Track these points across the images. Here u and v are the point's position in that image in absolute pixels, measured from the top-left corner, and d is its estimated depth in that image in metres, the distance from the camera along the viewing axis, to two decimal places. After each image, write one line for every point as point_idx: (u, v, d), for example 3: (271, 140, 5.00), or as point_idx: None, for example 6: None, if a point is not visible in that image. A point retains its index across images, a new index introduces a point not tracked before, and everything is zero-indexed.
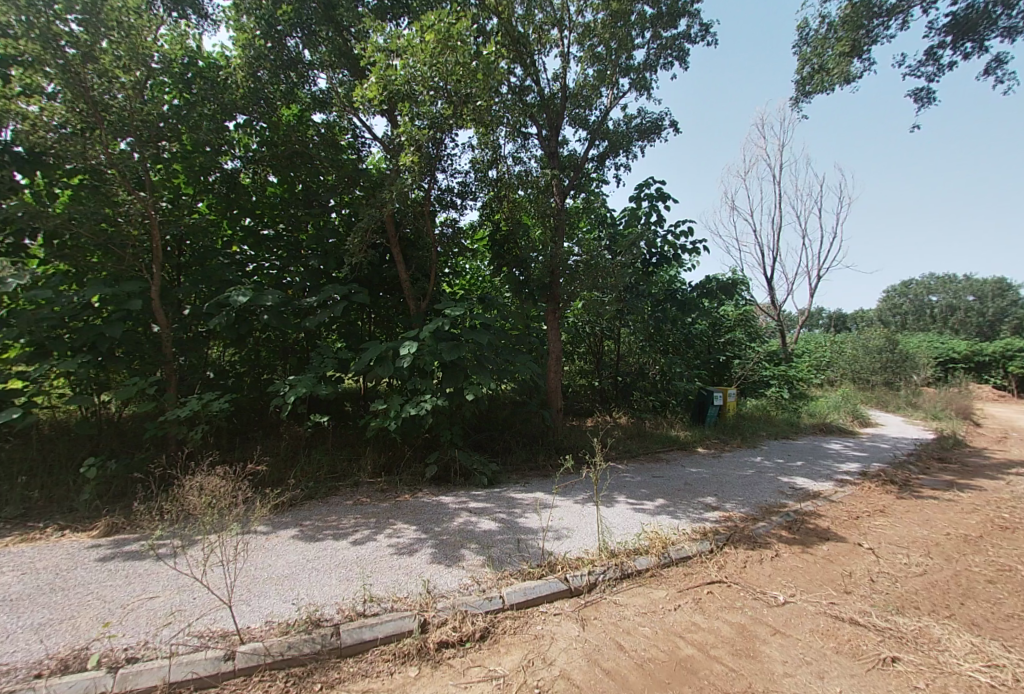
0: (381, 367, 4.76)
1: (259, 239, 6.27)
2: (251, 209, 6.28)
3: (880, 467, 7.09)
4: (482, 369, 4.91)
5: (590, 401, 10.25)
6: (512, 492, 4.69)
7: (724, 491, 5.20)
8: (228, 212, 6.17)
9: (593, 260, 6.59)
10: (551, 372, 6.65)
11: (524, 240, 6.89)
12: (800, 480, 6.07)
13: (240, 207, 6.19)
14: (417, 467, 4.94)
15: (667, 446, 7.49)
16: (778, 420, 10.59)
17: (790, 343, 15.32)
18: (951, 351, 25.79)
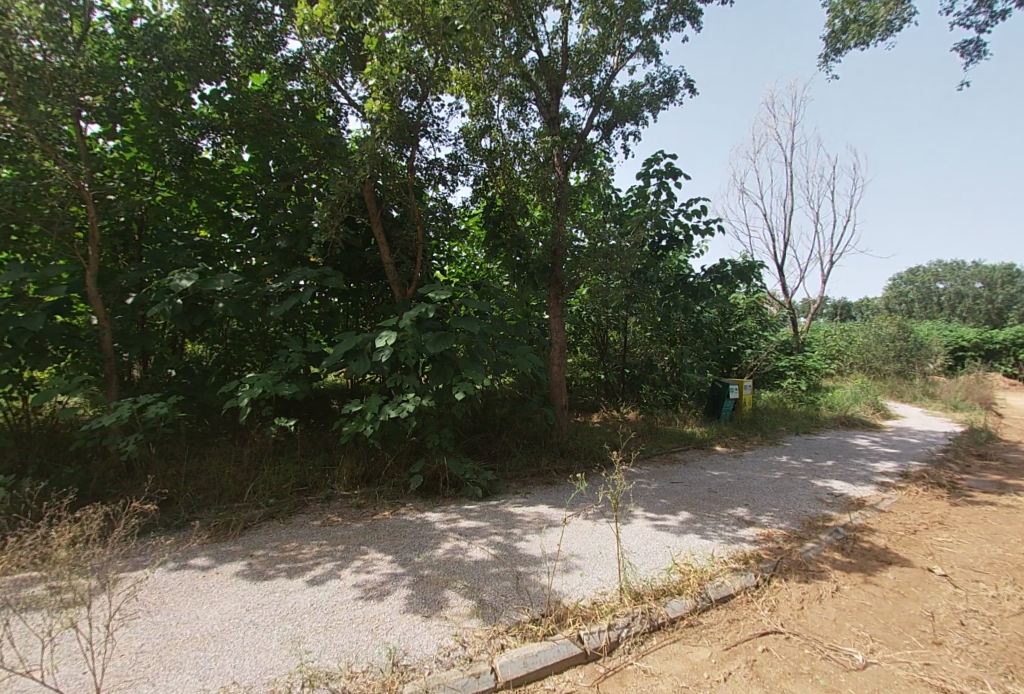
0: (356, 362, 4.03)
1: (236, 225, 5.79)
2: (223, 191, 5.78)
3: (919, 466, 6.40)
4: (475, 362, 4.18)
5: (595, 395, 9.56)
6: (511, 505, 4.00)
7: (757, 502, 4.49)
8: (201, 196, 5.69)
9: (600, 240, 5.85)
10: (555, 364, 5.87)
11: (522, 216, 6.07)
12: (837, 484, 5.38)
13: (212, 190, 5.70)
14: (400, 478, 4.23)
15: (683, 444, 6.79)
16: (796, 414, 9.88)
17: (802, 333, 14.60)
18: (962, 338, 25.03)
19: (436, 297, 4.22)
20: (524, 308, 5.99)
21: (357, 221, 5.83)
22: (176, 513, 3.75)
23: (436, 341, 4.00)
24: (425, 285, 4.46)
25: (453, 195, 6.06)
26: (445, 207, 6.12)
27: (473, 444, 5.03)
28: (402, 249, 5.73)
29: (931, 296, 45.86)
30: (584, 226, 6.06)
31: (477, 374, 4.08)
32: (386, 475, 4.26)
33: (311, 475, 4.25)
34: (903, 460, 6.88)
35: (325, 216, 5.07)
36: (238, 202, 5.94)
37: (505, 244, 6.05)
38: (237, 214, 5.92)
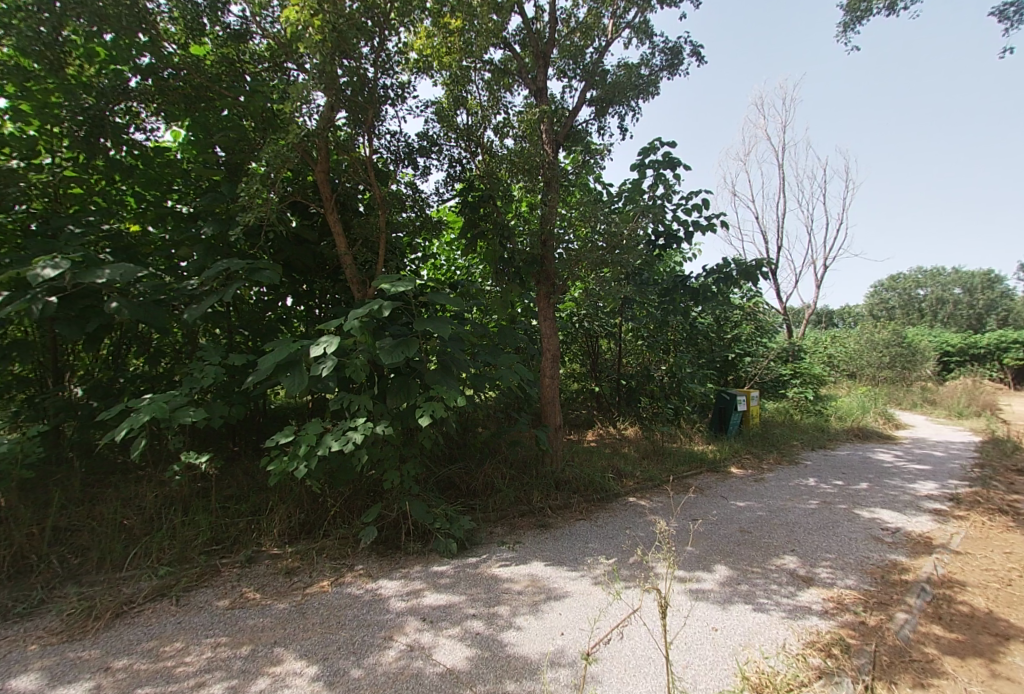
0: (287, 377, 3.00)
1: (170, 218, 4.73)
2: (152, 178, 4.71)
3: (965, 487, 5.56)
4: (445, 376, 3.13)
5: (587, 410, 8.63)
6: (496, 564, 3.01)
7: (806, 548, 3.56)
8: (129, 183, 4.72)
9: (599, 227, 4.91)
10: (546, 376, 4.89)
11: (506, 199, 5.10)
12: (885, 514, 4.51)
13: (138, 177, 4.65)
14: (351, 528, 3.21)
15: (694, 467, 5.86)
16: (806, 427, 9.05)
17: (798, 340, 13.94)
18: (947, 343, 24.78)
19: (394, 290, 3.19)
20: (508, 311, 5.05)
21: (309, 208, 4.84)
22: (28, 594, 2.70)
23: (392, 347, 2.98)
24: (380, 275, 3.45)
25: (433, 189, 5.14)
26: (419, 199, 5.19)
27: (448, 478, 4.02)
28: (361, 241, 4.73)
29: (911, 302, 46.20)
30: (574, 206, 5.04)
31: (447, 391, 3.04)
32: (334, 523, 3.25)
33: (233, 528, 3.23)
34: (941, 479, 6.05)
35: (249, 169, 3.85)
36: (177, 195, 4.94)
37: (485, 234, 5.06)
38: (176, 207, 4.88)
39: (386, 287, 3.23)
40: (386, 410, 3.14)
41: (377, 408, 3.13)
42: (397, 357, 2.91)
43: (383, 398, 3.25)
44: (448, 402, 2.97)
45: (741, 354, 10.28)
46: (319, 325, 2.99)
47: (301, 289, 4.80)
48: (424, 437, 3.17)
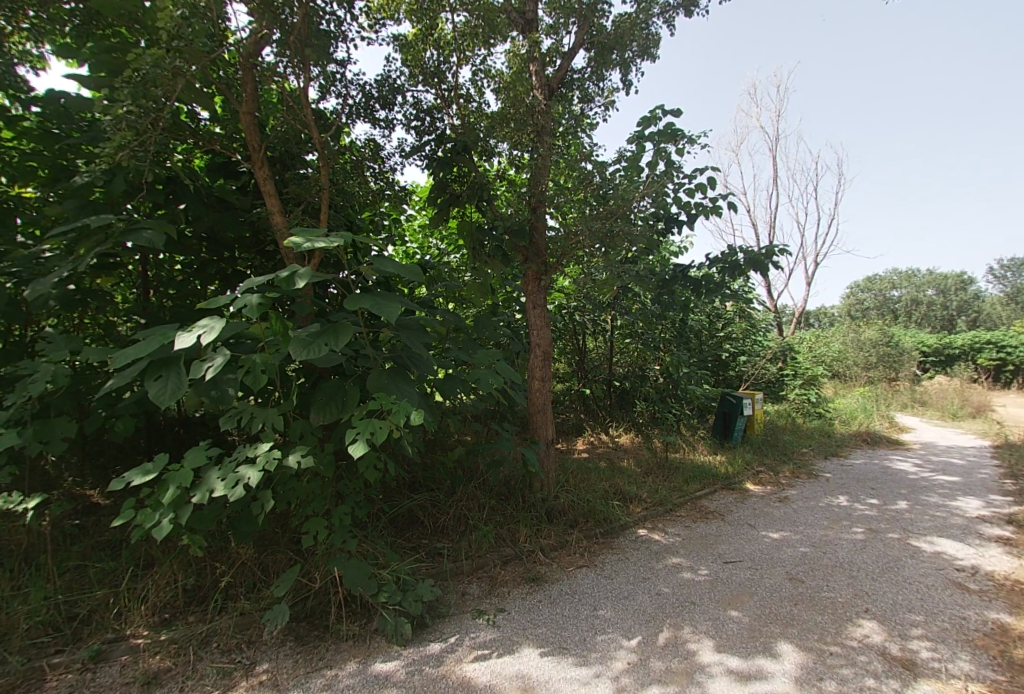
0: (156, 382, 1.95)
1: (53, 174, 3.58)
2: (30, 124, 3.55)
3: (1016, 506, 4.81)
4: (398, 377, 2.12)
5: (575, 414, 7.76)
6: (470, 656, 2.04)
7: (883, 607, 2.68)
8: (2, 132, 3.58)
9: (609, 185, 3.83)
10: (536, 378, 3.90)
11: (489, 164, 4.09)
12: (949, 546, 3.67)
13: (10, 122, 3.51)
14: (260, 600, 2.22)
15: (706, 484, 4.98)
16: (812, 433, 8.28)
17: (791, 339, 13.30)
18: (926, 342, 24.68)
19: (311, 248, 2.10)
20: (489, 297, 4.04)
21: (237, 165, 3.77)
22: None
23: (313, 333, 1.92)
24: (294, 225, 2.33)
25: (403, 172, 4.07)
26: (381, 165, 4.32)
27: (407, 514, 3.03)
28: (302, 203, 3.64)
29: (886, 303, 46.78)
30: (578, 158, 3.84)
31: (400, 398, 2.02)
32: (235, 592, 2.25)
33: (86, 601, 2.20)
34: (979, 494, 5.30)
35: (119, 96, 2.67)
36: None
37: (459, 199, 4.03)
38: None
39: (300, 241, 2.16)
40: (310, 429, 2.12)
41: (293, 426, 2.10)
42: (321, 348, 1.86)
43: (307, 408, 2.24)
44: (400, 418, 1.95)
45: (736, 352, 9.54)
46: (198, 304, 1.94)
47: (222, 267, 3.73)
48: (365, 468, 2.16)
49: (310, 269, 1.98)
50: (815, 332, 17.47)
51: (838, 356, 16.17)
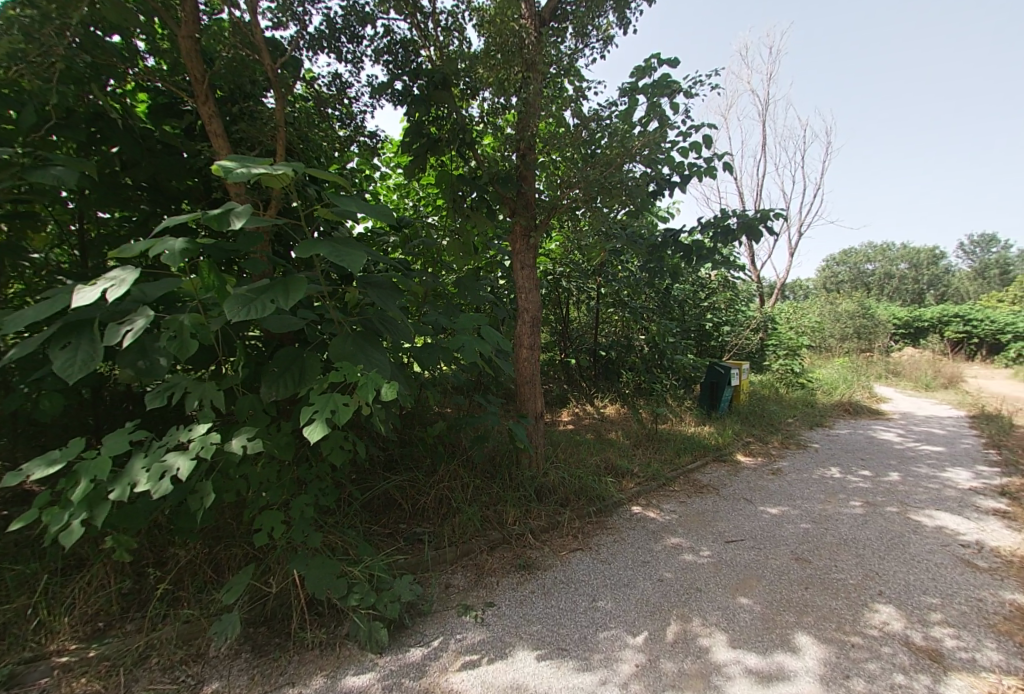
0: (62, 350, 1.49)
1: None
2: None
3: (1003, 476, 4.78)
4: (367, 342, 1.76)
5: (559, 385, 7.46)
6: (457, 663, 1.76)
7: (898, 590, 2.51)
8: None
9: (607, 130, 3.36)
10: (523, 347, 3.54)
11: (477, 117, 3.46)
12: (948, 520, 3.56)
13: None
14: (209, 604, 1.89)
15: (697, 456, 4.76)
16: (795, 403, 8.23)
17: (773, 309, 13.25)
18: (898, 314, 25.17)
19: (248, 177, 1.70)
20: (470, 257, 3.62)
21: (181, 105, 3.02)
22: None
23: (257, 287, 1.52)
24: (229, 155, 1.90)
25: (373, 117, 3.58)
26: (349, 108, 3.82)
27: (382, 496, 2.70)
28: (255, 145, 3.10)
29: (859, 276, 47.62)
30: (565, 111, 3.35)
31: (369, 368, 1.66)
32: (180, 596, 1.91)
33: None
34: (965, 465, 5.26)
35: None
36: None
37: (438, 141, 3.40)
38: None
39: (234, 170, 1.73)
40: (261, 405, 1.74)
41: (239, 403, 1.72)
42: (268, 306, 1.47)
43: (256, 381, 1.86)
44: (369, 392, 1.60)
45: (721, 321, 9.37)
46: (107, 251, 1.51)
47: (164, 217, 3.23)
48: (330, 451, 1.81)
49: (250, 206, 1.57)
50: (794, 303, 17.50)
51: (817, 327, 16.25)
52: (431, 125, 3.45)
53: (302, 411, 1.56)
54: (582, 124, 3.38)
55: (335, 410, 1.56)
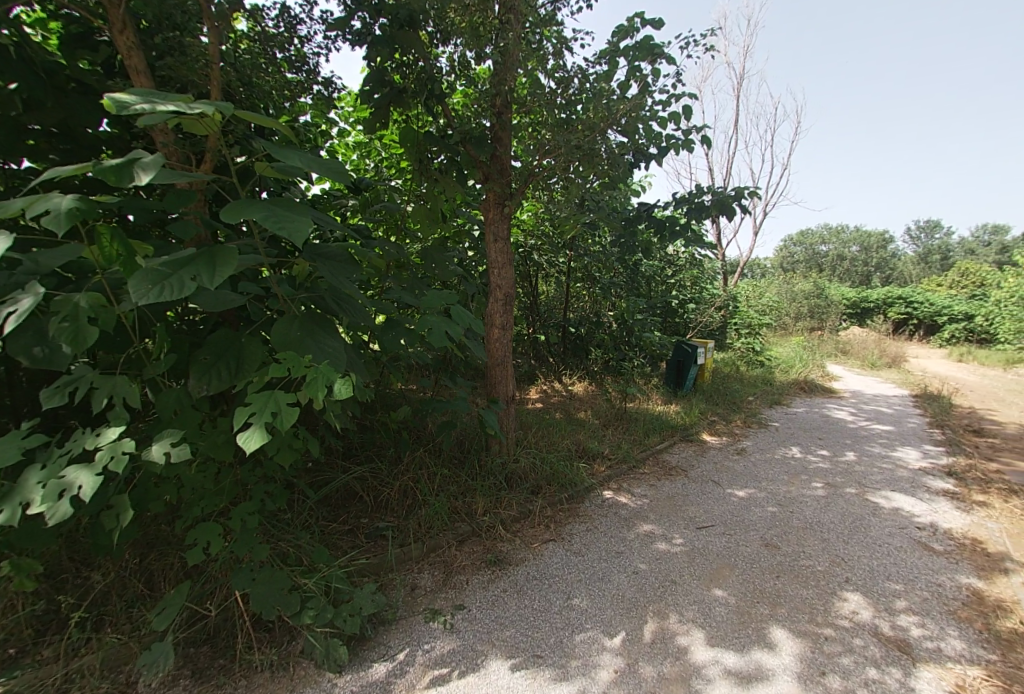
0: None
1: None
2: None
3: (948, 456, 5.01)
4: (317, 328, 1.54)
5: (527, 360, 7.31)
6: (424, 679, 1.62)
7: (864, 577, 2.54)
8: None
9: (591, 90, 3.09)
10: (495, 326, 3.32)
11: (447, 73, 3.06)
12: (903, 501, 3.68)
13: None
14: (142, 625, 1.68)
15: (665, 436, 4.73)
16: (755, 381, 8.43)
17: (735, 287, 13.47)
18: (849, 294, 26.27)
19: (156, 120, 1.36)
20: (436, 223, 3.31)
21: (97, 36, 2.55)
22: None
23: (174, 259, 1.26)
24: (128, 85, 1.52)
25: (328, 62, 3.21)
26: (299, 50, 3.45)
27: (341, 489, 2.54)
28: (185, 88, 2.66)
29: (814, 256, 49.35)
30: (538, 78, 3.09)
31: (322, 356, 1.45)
32: (106, 613, 1.70)
33: None
34: (914, 444, 5.49)
35: None
36: None
37: (404, 92, 2.98)
38: None
39: (132, 106, 1.37)
40: (189, 401, 1.50)
41: (160, 399, 1.46)
42: (188, 282, 1.21)
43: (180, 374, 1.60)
44: (323, 381, 1.38)
45: (688, 299, 9.41)
46: None
47: None
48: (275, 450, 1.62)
49: (161, 158, 1.31)
50: (755, 282, 17.87)
51: (775, 306, 16.70)
52: (394, 74, 3.03)
53: (237, 411, 1.28)
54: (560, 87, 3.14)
55: (280, 410, 1.28)
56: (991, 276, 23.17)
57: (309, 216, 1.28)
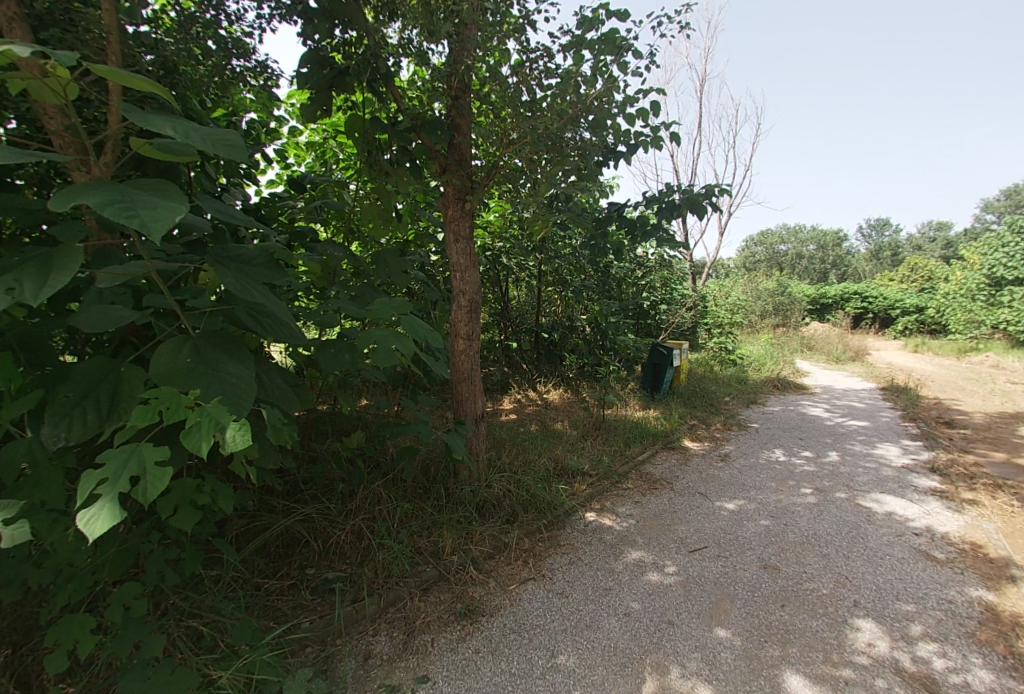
0: None
1: None
2: None
3: (928, 451, 4.94)
4: (215, 354, 1.24)
5: (499, 369, 7.00)
6: None
7: (872, 599, 2.32)
8: None
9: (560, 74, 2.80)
10: (459, 336, 3.00)
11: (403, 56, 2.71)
12: (895, 504, 3.52)
13: None
14: None
15: (646, 445, 4.48)
16: (730, 380, 8.34)
17: (704, 287, 13.49)
18: (810, 291, 26.96)
19: None
20: (390, 225, 2.95)
21: None
22: None
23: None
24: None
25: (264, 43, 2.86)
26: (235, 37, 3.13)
27: (282, 534, 2.24)
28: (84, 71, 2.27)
29: (774, 255, 50.82)
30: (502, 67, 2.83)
31: (210, 393, 1.17)
32: None
33: None
34: (893, 440, 5.42)
35: None
36: None
37: (348, 75, 2.64)
38: None
39: None
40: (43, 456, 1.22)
41: (3, 453, 1.19)
42: (5, 291, 0.94)
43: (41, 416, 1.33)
44: (208, 431, 1.11)
45: (660, 300, 9.28)
46: None
47: None
48: (167, 506, 1.39)
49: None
50: (723, 282, 18.05)
51: (743, 304, 16.87)
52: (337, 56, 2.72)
53: (82, 478, 0.97)
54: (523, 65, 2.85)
55: (143, 475, 0.98)
56: (939, 270, 24.21)
57: (185, 199, 1.01)
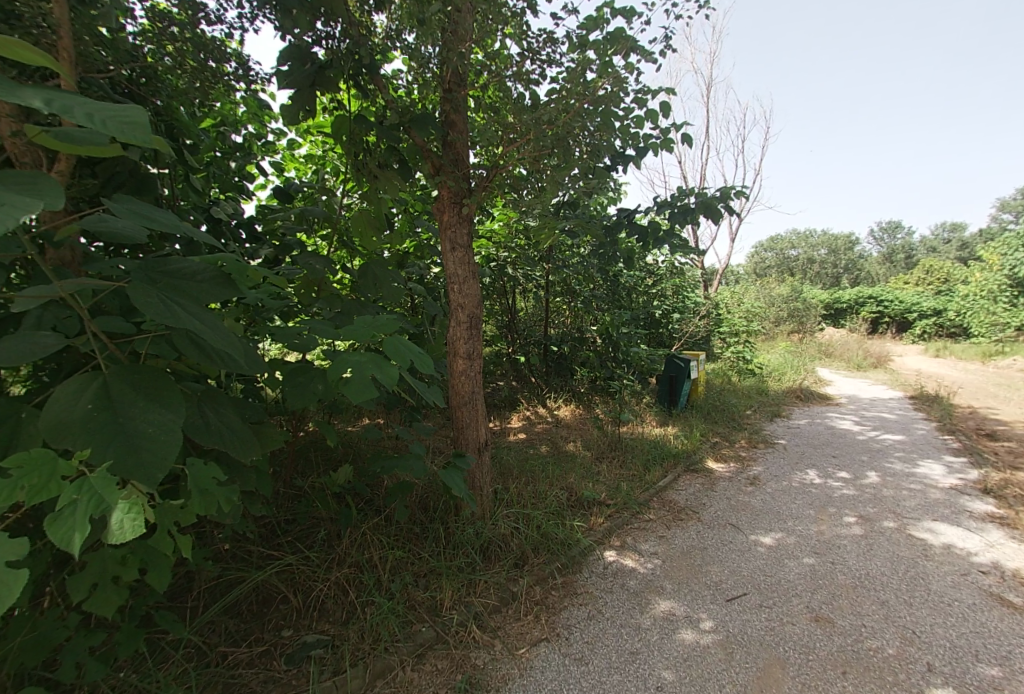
0: None
1: None
2: None
3: (976, 469, 4.52)
4: (133, 399, 0.97)
5: (507, 384, 6.68)
6: None
7: (949, 661, 1.96)
8: None
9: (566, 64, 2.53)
10: (458, 356, 2.70)
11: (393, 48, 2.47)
12: (952, 534, 3.13)
13: None
14: None
15: (668, 468, 4.12)
16: (750, 392, 7.94)
17: (717, 295, 13.11)
18: (825, 296, 26.36)
19: None
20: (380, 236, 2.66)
21: None
22: None
23: None
24: None
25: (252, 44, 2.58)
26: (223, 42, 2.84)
27: (256, 590, 1.95)
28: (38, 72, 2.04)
29: (785, 261, 50.12)
30: (503, 61, 2.59)
31: (113, 453, 0.89)
32: None
33: None
34: (934, 456, 4.99)
35: None
36: None
37: (332, 70, 2.38)
38: None
39: None
40: None
41: None
42: None
43: None
44: (87, 513, 0.86)
45: (673, 309, 8.94)
46: None
47: None
48: (80, 590, 1.11)
49: None
50: (735, 289, 17.62)
51: (757, 312, 16.42)
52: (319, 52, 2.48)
53: None
54: (527, 55, 2.57)
55: None
56: (958, 272, 23.49)
57: (59, 196, 0.76)
